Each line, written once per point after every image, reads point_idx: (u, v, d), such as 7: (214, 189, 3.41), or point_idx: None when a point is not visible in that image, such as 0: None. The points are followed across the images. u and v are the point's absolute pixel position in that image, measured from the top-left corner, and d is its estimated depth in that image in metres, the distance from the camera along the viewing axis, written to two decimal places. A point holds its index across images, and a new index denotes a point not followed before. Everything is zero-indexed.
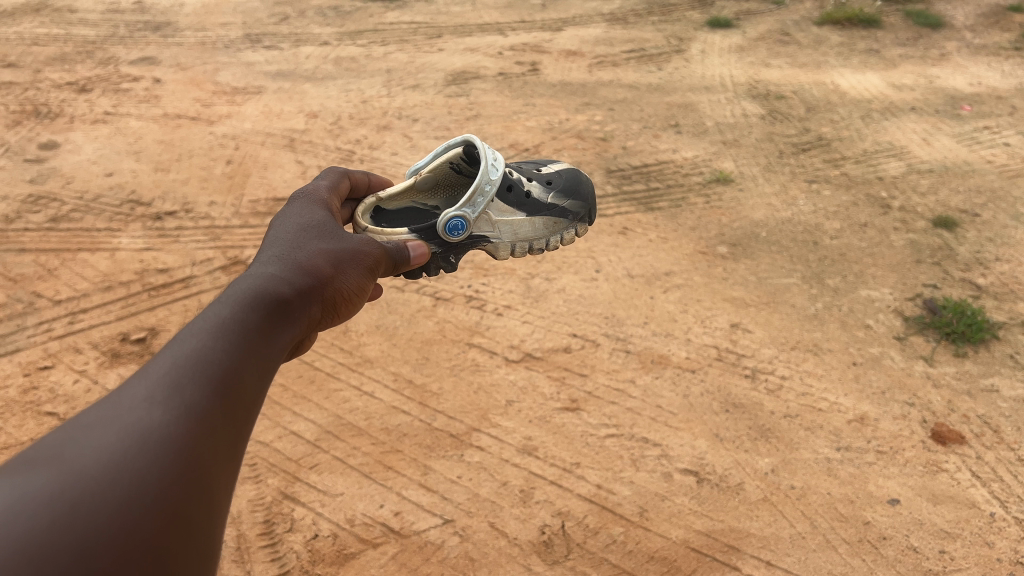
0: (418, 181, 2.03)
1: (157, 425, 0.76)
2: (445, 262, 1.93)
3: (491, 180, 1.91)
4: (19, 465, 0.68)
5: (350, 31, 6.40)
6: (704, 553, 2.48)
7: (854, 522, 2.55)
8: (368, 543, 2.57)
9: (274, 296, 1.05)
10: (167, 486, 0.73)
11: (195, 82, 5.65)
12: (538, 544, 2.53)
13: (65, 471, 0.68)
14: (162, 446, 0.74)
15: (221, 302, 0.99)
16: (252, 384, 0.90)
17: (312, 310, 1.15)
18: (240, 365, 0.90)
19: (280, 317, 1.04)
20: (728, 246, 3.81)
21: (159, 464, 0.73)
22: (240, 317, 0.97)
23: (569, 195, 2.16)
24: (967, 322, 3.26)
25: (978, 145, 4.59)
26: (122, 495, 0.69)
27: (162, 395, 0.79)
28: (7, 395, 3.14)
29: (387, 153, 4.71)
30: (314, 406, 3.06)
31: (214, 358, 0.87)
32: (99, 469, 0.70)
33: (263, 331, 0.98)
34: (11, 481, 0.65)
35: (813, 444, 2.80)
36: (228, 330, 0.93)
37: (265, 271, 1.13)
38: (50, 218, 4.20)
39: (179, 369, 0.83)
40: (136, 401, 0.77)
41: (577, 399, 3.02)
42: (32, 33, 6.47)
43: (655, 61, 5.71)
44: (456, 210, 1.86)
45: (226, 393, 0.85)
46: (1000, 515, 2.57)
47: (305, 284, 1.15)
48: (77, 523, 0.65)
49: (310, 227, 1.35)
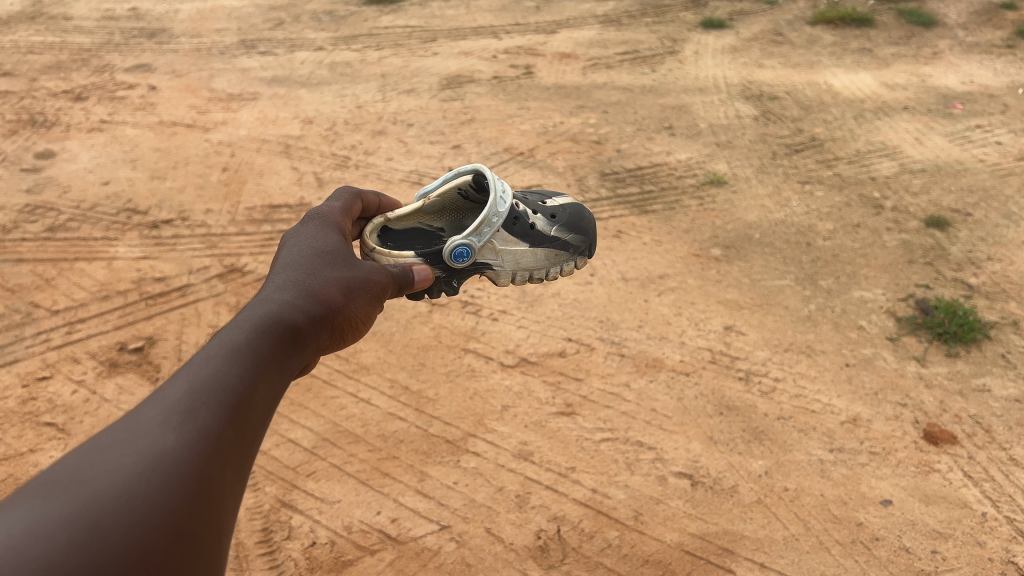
0: (425, 205, 2.06)
1: (171, 449, 0.77)
2: (447, 286, 1.97)
3: (498, 213, 1.94)
4: (37, 485, 0.69)
5: (345, 36, 6.42)
6: (699, 555, 2.50)
7: (848, 523, 2.57)
8: (365, 550, 2.58)
9: (286, 324, 1.06)
10: (178, 510, 0.73)
11: (191, 89, 5.66)
12: (534, 549, 2.55)
13: (81, 493, 0.69)
14: (175, 470, 0.75)
15: (236, 326, 1.00)
16: (264, 411, 0.91)
17: (322, 337, 1.17)
18: (253, 391, 0.91)
19: (291, 343, 1.05)
20: (722, 248, 3.83)
21: (172, 488, 0.74)
22: (255, 343, 0.98)
23: (571, 229, 2.20)
24: (959, 322, 3.28)
25: (970, 144, 4.61)
26: (135, 518, 0.70)
27: (177, 418, 0.80)
28: (6, 405, 3.16)
29: (382, 159, 4.72)
30: (311, 414, 3.08)
31: (229, 384, 0.88)
32: (114, 493, 0.71)
33: (276, 357, 0.99)
34: (28, 502, 0.66)
35: (807, 445, 2.82)
36: (244, 356, 0.94)
37: (277, 296, 1.14)
38: (47, 227, 4.21)
39: (195, 393, 0.84)
40: (152, 423, 0.79)
41: (572, 403, 3.04)
42: (28, 41, 6.49)
43: (648, 63, 5.73)
44: (463, 239, 1.89)
45: (239, 419, 0.86)
46: (991, 514, 2.59)
47: (316, 311, 1.17)
48: (90, 545, 0.66)
49: (321, 251, 1.37)
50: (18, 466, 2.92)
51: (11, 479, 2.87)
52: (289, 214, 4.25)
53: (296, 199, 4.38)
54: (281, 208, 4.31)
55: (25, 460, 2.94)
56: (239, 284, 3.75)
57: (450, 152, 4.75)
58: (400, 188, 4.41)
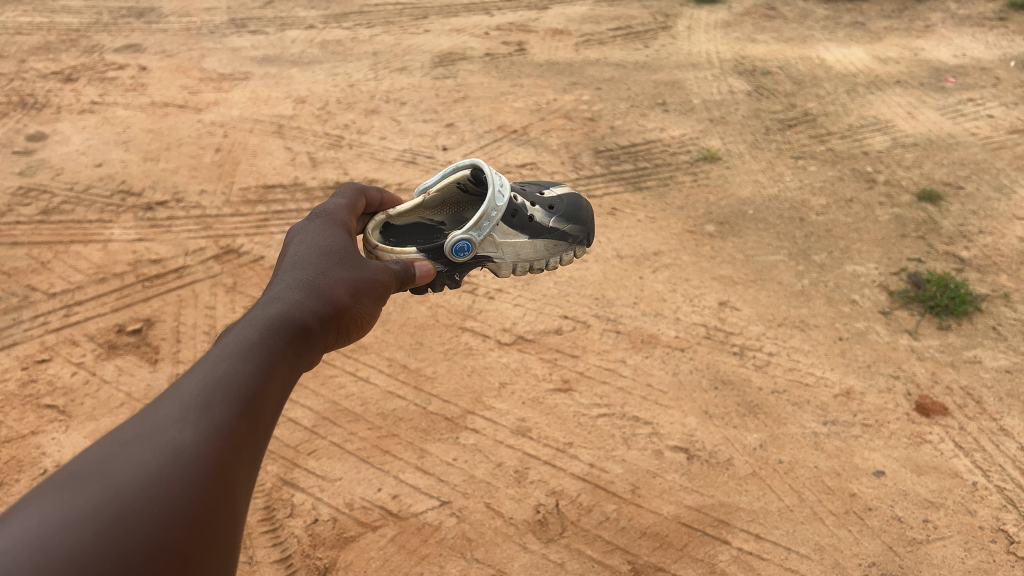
0: (426, 200, 2.06)
1: (188, 444, 0.78)
2: (449, 280, 1.96)
3: (497, 207, 1.94)
4: (61, 479, 0.70)
5: (336, 14, 6.34)
6: (695, 527, 2.55)
7: (841, 494, 2.62)
8: (367, 527, 2.62)
9: (296, 323, 1.07)
10: (195, 502, 0.74)
11: (181, 70, 5.60)
12: (533, 523, 2.60)
13: (104, 487, 0.70)
14: (192, 464, 0.76)
15: (248, 324, 1.01)
16: (277, 407, 0.92)
17: (328, 336, 1.18)
18: (267, 387, 0.91)
19: (301, 341, 1.06)
20: (716, 224, 3.84)
21: (189, 482, 0.75)
22: (267, 341, 0.98)
23: (569, 220, 2.21)
24: (950, 295, 3.32)
25: (962, 118, 4.62)
26: (156, 512, 0.71)
27: (194, 414, 0.81)
28: (6, 389, 3.17)
29: (375, 138, 4.70)
30: (311, 393, 3.10)
31: (243, 379, 0.89)
32: (135, 486, 0.71)
33: (288, 355, 1.00)
34: (53, 498, 0.68)
35: (801, 418, 2.87)
36: (257, 353, 0.95)
37: (286, 294, 1.15)
38: (41, 210, 4.19)
39: (211, 388, 0.85)
40: (169, 418, 0.79)
41: (569, 380, 3.07)
42: (15, 22, 6.38)
43: (641, 38, 5.69)
44: (464, 233, 1.87)
45: (253, 414, 0.86)
46: (981, 484, 2.64)
47: (325, 310, 1.18)
48: (114, 537, 0.67)
49: (327, 250, 1.38)
50: (21, 448, 2.94)
51: (14, 461, 2.89)
52: (283, 195, 4.24)
53: (290, 179, 4.36)
54: (275, 188, 4.29)
55: (27, 443, 2.96)
56: (235, 265, 3.75)
57: (444, 130, 4.73)
58: (394, 167, 4.39)
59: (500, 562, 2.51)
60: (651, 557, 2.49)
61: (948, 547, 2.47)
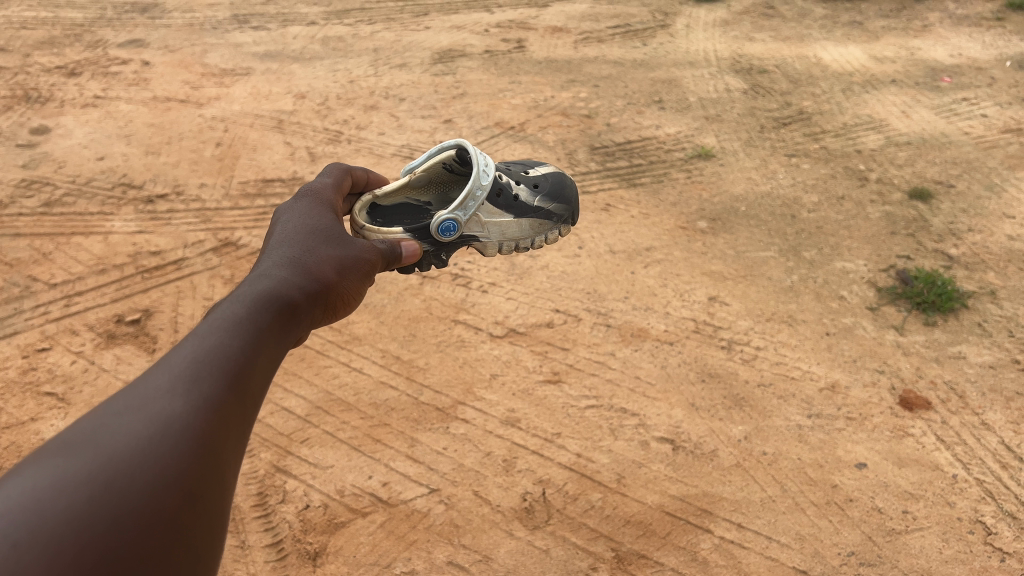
0: (412, 180, 2.10)
1: (178, 414, 0.81)
2: (436, 259, 2.01)
3: (482, 185, 1.98)
4: (56, 446, 0.73)
5: (337, 11, 6.39)
6: (678, 516, 2.60)
7: (823, 485, 2.67)
8: (357, 513, 2.68)
9: (284, 300, 1.10)
10: (186, 469, 0.77)
11: (184, 65, 5.66)
12: (519, 511, 2.65)
13: (97, 455, 0.73)
14: (182, 433, 0.79)
15: (237, 300, 1.04)
16: (265, 378, 0.95)
17: (316, 312, 1.21)
18: (254, 361, 0.94)
19: (288, 316, 1.09)
20: (708, 220, 3.88)
21: (179, 451, 0.78)
22: (255, 317, 1.02)
23: (554, 198, 2.26)
24: (937, 292, 3.35)
25: (956, 117, 4.64)
26: (147, 478, 0.74)
27: (183, 386, 0.84)
28: (7, 376, 3.24)
29: (373, 133, 4.75)
30: (305, 383, 3.15)
31: (230, 353, 0.92)
32: (127, 453, 0.75)
33: (275, 330, 1.04)
34: (49, 464, 0.71)
35: (786, 411, 2.91)
36: (244, 328, 0.98)
37: (273, 272, 1.19)
38: (44, 203, 4.26)
39: (199, 362, 0.88)
40: (159, 390, 0.82)
41: (559, 371, 3.12)
42: (20, 17, 6.45)
43: (640, 37, 5.72)
44: (449, 213, 1.93)
45: (241, 386, 0.89)
46: (961, 476, 2.68)
47: (312, 286, 1.22)
48: (108, 502, 0.70)
49: (313, 229, 1.41)
50: (20, 434, 3.01)
51: (13, 447, 2.96)
52: (281, 188, 4.30)
53: (289, 173, 4.42)
54: (274, 182, 4.35)
55: (27, 429, 3.03)
56: (233, 258, 3.81)
57: (441, 127, 4.77)
58: (392, 163, 4.45)
59: (486, 548, 2.56)
60: (634, 545, 2.53)
61: (927, 538, 2.51)
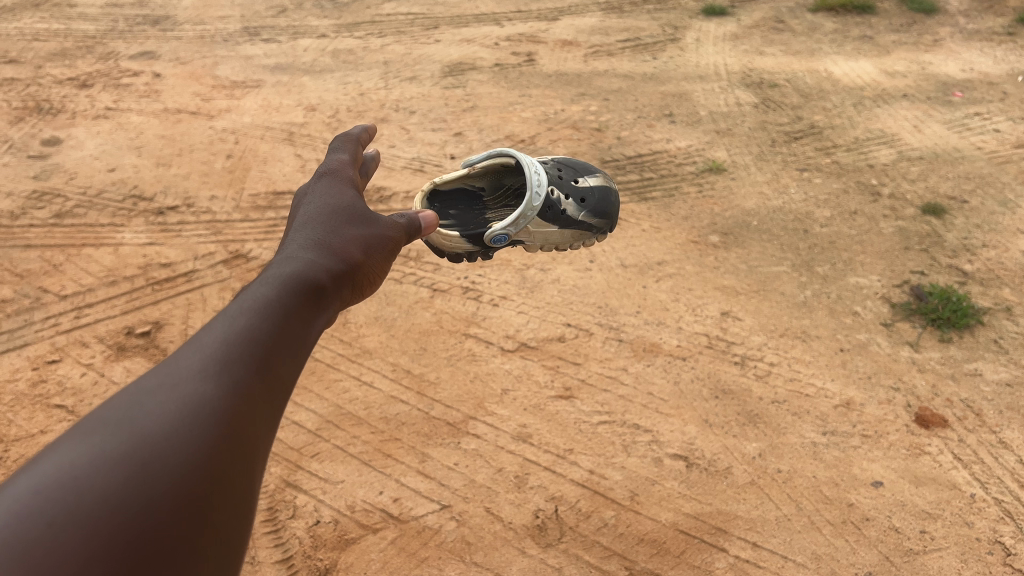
0: (469, 170, 2.11)
1: (206, 399, 0.81)
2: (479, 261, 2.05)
3: (534, 206, 1.99)
4: (93, 426, 0.74)
5: (348, 23, 6.42)
6: (692, 535, 2.57)
7: (838, 503, 2.64)
8: (368, 529, 2.66)
9: (307, 287, 1.10)
10: (216, 450, 0.77)
11: (195, 77, 5.69)
12: (532, 528, 2.62)
13: (131, 434, 0.73)
14: (209, 415, 0.79)
15: (262, 288, 1.05)
16: (291, 364, 0.95)
17: (340, 294, 1.21)
18: (279, 349, 0.95)
19: (313, 303, 1.09)
20: (720, 234, 3.87)
21: (209, 432, 0.78)
22: (280, 305, 1.02)
23: (604, 211, 2.26)
24: (952, 308, 3.33)
25: (968, 132, 4.63)
26: (177, 457, 0.73)
27: (211, 371, 0.85)
28: (17, 387, 3.24)
29: (384, 146, 4.75)
30: (315, 397, 3.14)
31: (256, 341, 0.93)
32: (159, 434, 0.74)
33: (300, 317, 1.04)
34: (86, 441, 0.72)
35: (800, 428, 2.88)
36: (270, 315, 0.99)
37: (300, 255, 1.19)
38: (54, 214, 4.27)
39: (227, 349, 0.89)
40: (188, 375, 0.83)
41: (571, 387, 3.09)
42: (33, 28, 6.50)
43: (649, 50, 5.73)
44: (501, 228, 1.95)
45: (265, 373, 0.90)
46: (979, 496, 2.65)
47: (334, 270, 1.21)
48: (140, 480, 0.70)
49: (337, 209, 1.39)
50: (30, 446, 3.00)
51: (22, 459, 2.95)
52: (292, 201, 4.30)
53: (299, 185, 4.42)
54: (284, 195, 4.36)
55: (36, 441, 3.02)
56: (244, 270, 3.81)
57: (451, 139, 4.77)
58: (402, 175, 4.44)
59: (498, 565, 2.54)
60: (648, 564, 2.51)
61: (945, 559, 2.48)
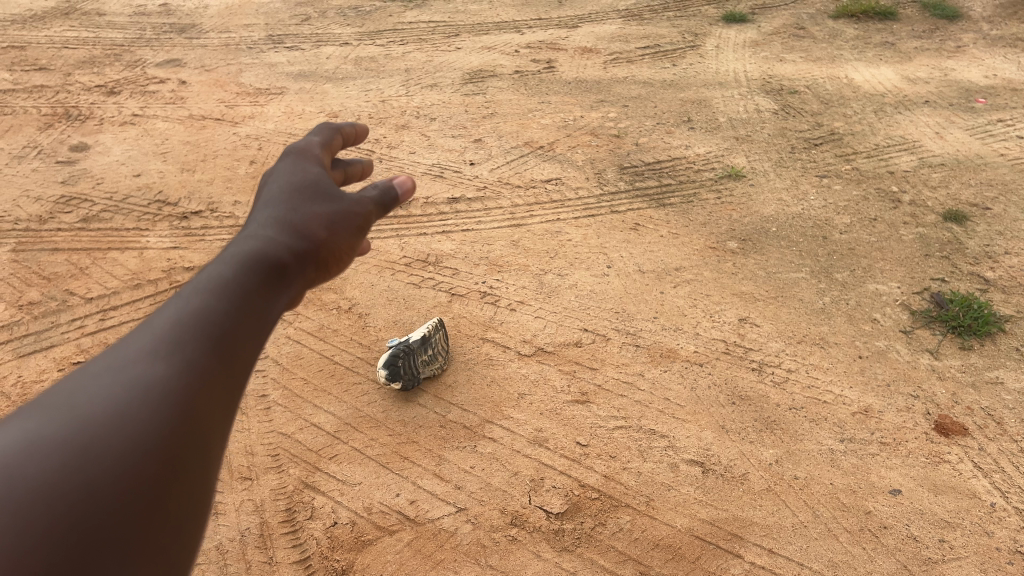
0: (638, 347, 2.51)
1: (157, 380, 0.71)
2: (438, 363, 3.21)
3: None
4: (35, 407, 0.66)
5: (370, 31, 6.50)
6: (708, 540, 2.57)
7: (856, 511, 2.62)
8: (384, 530, 2.68)
9: (276, 260, 0.92)
10: (169, 437, 0.68)
11: (220, 84, 5.80)
12: (548, 532, 2.63)
13: (71, 416, 0.65)
14: (163, 398, 0.70)
15: (227, 258, 0.89)
16: (259, 342, 0.83)
17: (313, 271, 0.98)
18: (245, 324, 0.82)
19: (279, 278, 0.91)
20: (738, 241, 3.86)
21: (162, 417, 0.68)
22: (247, 275, 0.87)
23: None
24: (973, 315, 3.30)
25: (991, 138, 4.58)
26: (127, 443, 0.65)
27: (164, 349, 0.74)
28: (44, 388, 3.32)
29: (405, 152, 4.80)
30: (334, 399, 3.17)
31: (217, 315, 0.80)
32: (105, 418, 0.66)
33: (271, 289, 0.88)
34: (25, 424, 0.64)
35: (817, 435, 2.87)
36: (233, 287, 0.84)
37: (258, 234, 0.95)
38: (81, 218, 4.37)
39: (183, 325, 0.77)
40: (137, 355, 0.72)
41: (587, 392, 3.10)
42: (62, 37, 6.66)
43: (669, 57, 5.74)
44: None
45: (227, 354, 0.77)
46: (1000, 505, 2.62)
47: (303, 246, 0.97)
48: (83, 468, 0.62)
49: (301, 180, 1.07)
50: None
51: None
52: None
53: None
54: None
55: None
56: None
57: (471, 145, 4.80)
58: (422, 181, 4.48)
59: (513, 568, 2.55)
60: (662, 569, 2.51)
61: (964, 568, 2.45)
